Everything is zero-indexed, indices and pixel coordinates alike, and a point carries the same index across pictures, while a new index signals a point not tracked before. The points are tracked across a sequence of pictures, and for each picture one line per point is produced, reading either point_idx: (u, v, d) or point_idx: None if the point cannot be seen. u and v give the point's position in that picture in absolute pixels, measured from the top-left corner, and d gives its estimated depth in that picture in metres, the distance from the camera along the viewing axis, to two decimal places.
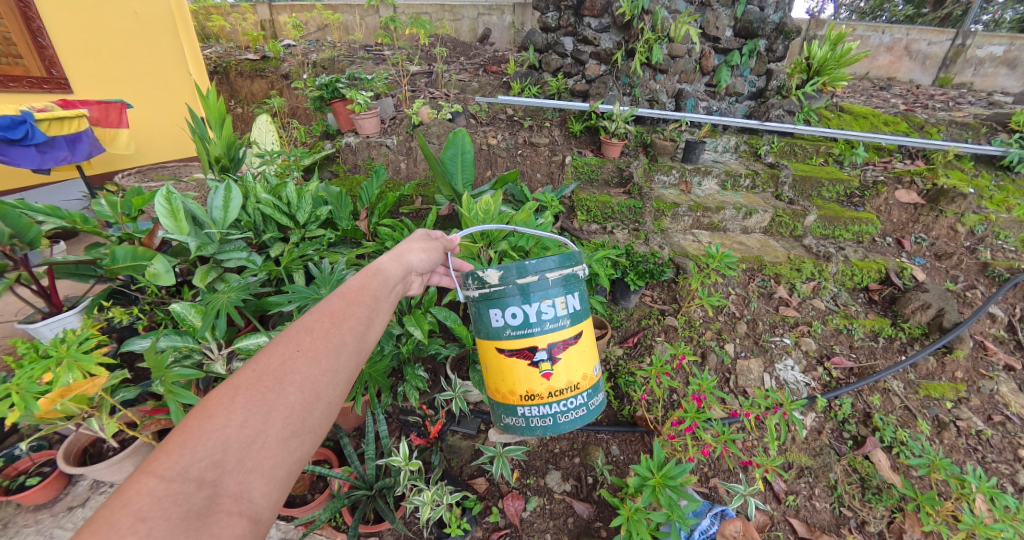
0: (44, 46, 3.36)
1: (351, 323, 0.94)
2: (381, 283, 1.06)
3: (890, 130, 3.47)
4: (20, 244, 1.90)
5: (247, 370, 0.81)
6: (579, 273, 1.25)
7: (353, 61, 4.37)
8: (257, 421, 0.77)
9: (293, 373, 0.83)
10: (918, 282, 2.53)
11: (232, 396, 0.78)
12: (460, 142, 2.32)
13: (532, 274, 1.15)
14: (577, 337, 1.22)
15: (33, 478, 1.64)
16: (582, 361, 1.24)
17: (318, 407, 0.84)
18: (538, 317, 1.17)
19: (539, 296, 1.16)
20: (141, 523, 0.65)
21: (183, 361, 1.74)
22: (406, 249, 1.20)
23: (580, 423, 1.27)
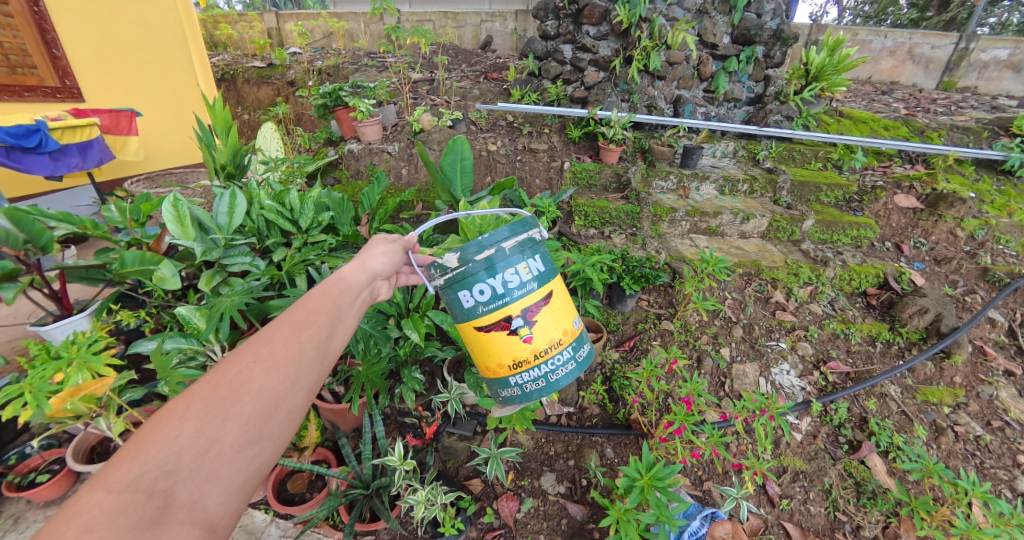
0: (58, 56, 3.43)
1: (312, 331, 0.96)
2: (344, 291, 1.08)
3: (890, 135, 3.47)
4: (34, 249, 1.96)
5: (202, 379, 0.84)
6: (535, 234, 1.29)
7: (358, 68, 4.44)
8: (211, 430, 0.80)
9: (250, 381, 0.86)
10: (916, 287, 2.54)
11: (186, 406, 0.81)
12: (459, 148, 2.36)
13: (489, 247, 1.18)
14: (548, 297, 1.25)
15: (44, 475, 1.70)
16: (560, 318, 1.27)
17: (277, 414, 0.87)
18: (506, 286, 1.20)
19: (502, 264, 1.19)
20: (87, 536, 0.69)
21: (188, 363, 1.80)
22: (371, 254, 1.22)
23: (572, 376, 1.31)
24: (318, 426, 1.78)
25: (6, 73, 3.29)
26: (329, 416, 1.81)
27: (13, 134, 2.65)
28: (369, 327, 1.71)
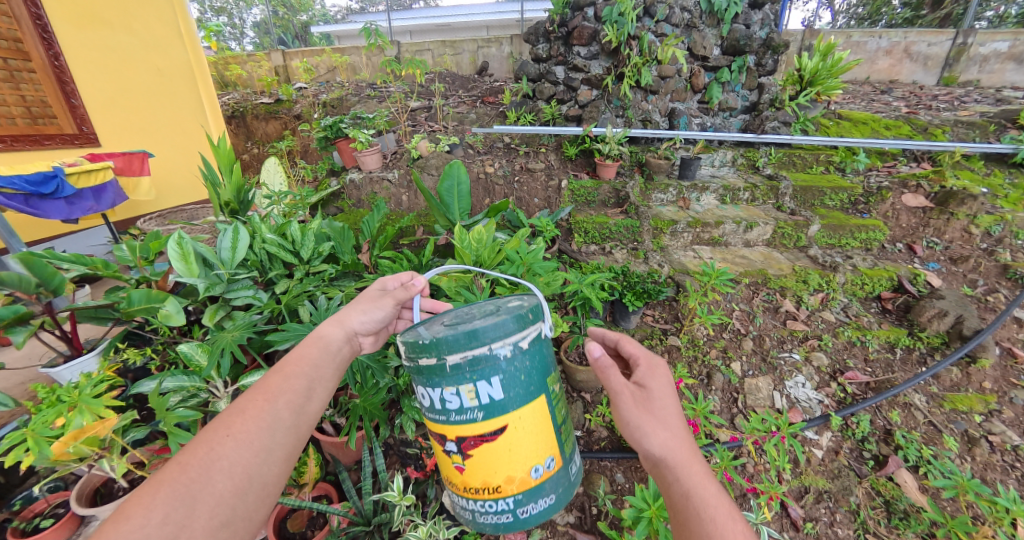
0: (76, 105, 3.60)
1: (286, 398, 0.99)
2: (319, 352, 1.11)
3: (893, 134, 3.41)
4: (46, 291, 1.99)
5: (172, 462, 0.86)
6: (501, 355, 1.04)
7: (359, 100, 4.56)
8: (181, 514, 0.82)
9: (221, 459, 0.88)
10: (933, 289, 2.44)
11: (154, 492, 0.82)
12: (455, 173, 2.38)
13: (431, 357, 1.04)
14: (491, 434, 1.06)
15: (48, 520, 1.67)
16: (504, 465, 1.08)
17: (251, 488, 0.90)
18: (444, 405, 1.07)
19: (441, 382, 1.05)
20: None
21: (189, 402, 1.76)
22: (350, 309, 1.24)
23: (509, 527, 1.14)
24: (318, 461, 1.75)
25: (28, 124, 3.43)
26: (329, 448, 1.77)
27: (32, 181, 2.71)
28: (368, 357, 1.67)
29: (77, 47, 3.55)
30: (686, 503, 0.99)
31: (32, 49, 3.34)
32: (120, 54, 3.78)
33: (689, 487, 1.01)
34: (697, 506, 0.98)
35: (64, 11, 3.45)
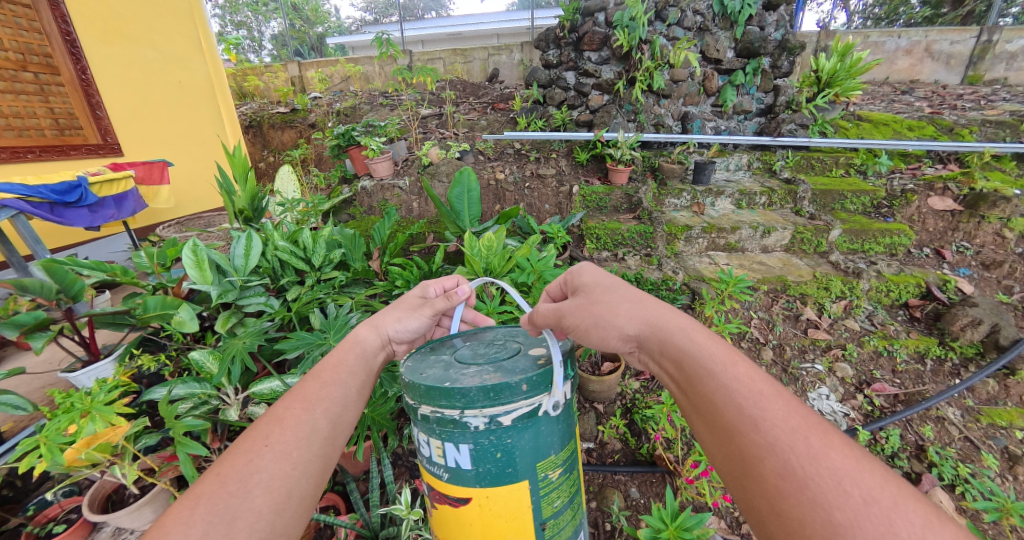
0: (101, 117, 3.67)
1: (324, 405, 0.94)
2: (357, 357, 1.07)
3: (916, 135, 3.30)
4: (66, 298, 2.01)
5: (209, 476, 0.80)
6: (470, 424, 0.86)
7: (372, 108, 4.61)
8: (218, 532, 0.74)
9: (260, 471, 0.82)
10: (965, 296, 2.32)
11: (191, 509, 0.75)
12: (466, 180, 2.36)
13: (406, 399, 0.95)
14: (452, 498, 0.93)
15: (61, 525, 1.68)
16: (464, 531, 0.95)
17: (289, 504, 0.83)
18: (418, 448, 0.98)
19: (414, 425, 0.95)
20: None
21: (199, 409, 1.71)
22: (385, 315, 1.19)
23: None
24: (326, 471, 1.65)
25: (55, 135, 3.49)
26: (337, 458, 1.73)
27: (57, 190, 2.76)
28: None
29: (104, 62, 3.65)
30: (711, 400, 0.79)
31: (62, 64, 3.42)
32: (143, 68, 3.89)
33: (712, 380, 0.80)
34: (727, 398, 0.78)
35: (92, 28, 3.55)
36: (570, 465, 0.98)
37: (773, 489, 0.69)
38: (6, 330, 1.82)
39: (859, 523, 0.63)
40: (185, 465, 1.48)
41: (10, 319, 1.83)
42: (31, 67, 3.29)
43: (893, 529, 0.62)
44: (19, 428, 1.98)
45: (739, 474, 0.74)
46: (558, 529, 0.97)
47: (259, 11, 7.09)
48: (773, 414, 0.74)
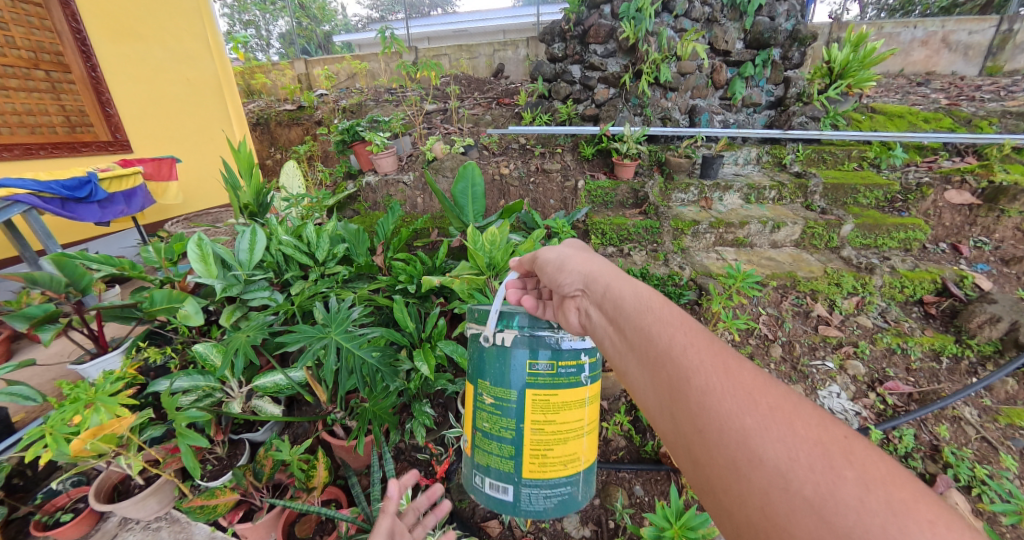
0: (111, 114, 3.71)
1: None
2: None
3: (932, 127, 3.21)
4: (75, 291, 2.01)
5: None
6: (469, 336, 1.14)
7: (377, 104, 4.60)
8: None
9: None
10: (983, 293, 2.25)
11: None
12: (469, 175, 2.34)
13: None
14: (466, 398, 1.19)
15: (68, 514, 1.68)
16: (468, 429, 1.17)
17: None
18: None
19: None
20: None
21: (203, 402, 1.71)
22: None
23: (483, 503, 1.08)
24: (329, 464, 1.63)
25: (67, 132, 3.54)
26: (341, 453, 1.72)
27: (68, 186, 2.79)
28: (377, 360, 1.62)
29: (114, 60, 3.70)
30: (644, 336, 0.83)
31: (73, 63, 3.47)
32: (152, 65, 3.93)
33: (646, 321, 0.84)
34: (657, 332, 0.82)
35: (102, 26, 3.59)
36: (494, 406, 1.02)
37: (697, 407, 0.72)
38: (16, 322, 1.82)
39: (767, 422, 0.67)
40: (189, 458, 1.47)
41: (20, 312, 1.85)
42: (43, 65, 3.35)
43: (790, 426, 0.66)
44: (30, 419, 2.01)
45: (667, 402, 0.77)
46: (498, 460, 1.03)
47: (267, 10, 7.14)
48: (695, 342, 0.78)
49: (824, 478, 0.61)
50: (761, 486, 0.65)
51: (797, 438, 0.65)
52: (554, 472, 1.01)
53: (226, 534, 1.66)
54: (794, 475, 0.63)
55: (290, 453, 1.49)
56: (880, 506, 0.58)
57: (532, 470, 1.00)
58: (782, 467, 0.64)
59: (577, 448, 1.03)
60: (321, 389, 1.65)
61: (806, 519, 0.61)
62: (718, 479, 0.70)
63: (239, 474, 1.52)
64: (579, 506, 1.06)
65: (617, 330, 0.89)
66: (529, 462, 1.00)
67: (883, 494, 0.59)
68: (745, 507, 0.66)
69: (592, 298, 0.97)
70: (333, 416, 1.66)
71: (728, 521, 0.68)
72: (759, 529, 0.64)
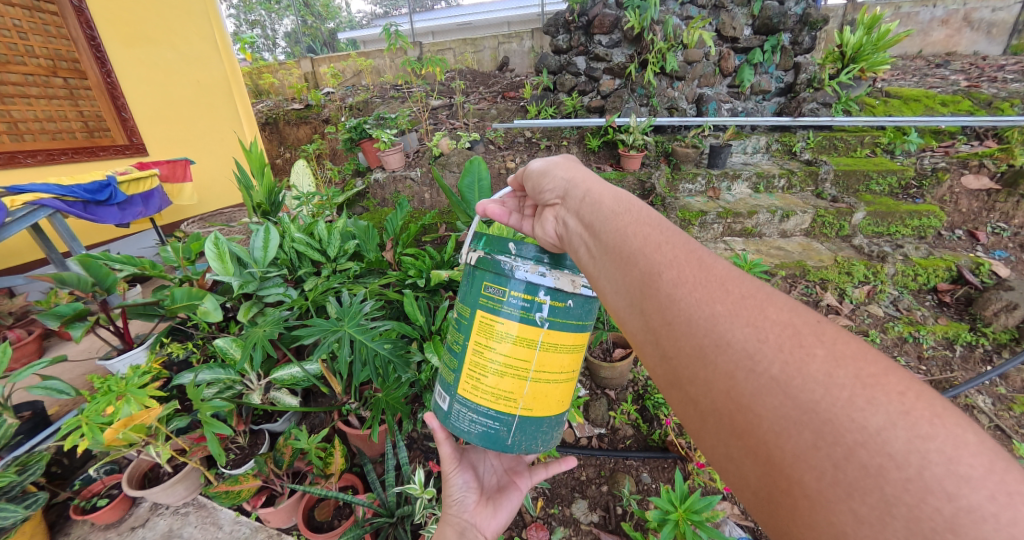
0: (127, 118, 3.82)
1: None
2: None
3: (950, 111, 3.12)
4: (101, 290, 2.10)
5: None
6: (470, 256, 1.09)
7: (383, 101, 4.64)
8: None
9: None
10: (1000, 280, 2.20)
11: None
12: (476, 169, 2.34)
13: None
14: None
15: (104, 499, 1.78)
16: None
17: None
18: None
19: None
20: None
21: (225, 394, 1.76)
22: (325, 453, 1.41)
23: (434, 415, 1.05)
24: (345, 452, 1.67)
25: (85, 137, 3.64)
26: (356, 442, 1.77)
27: (89, 189, 2.88)
28: (388, 351, 1.66)
29: (128, 65, 3.79)
30: (618, 236, 0.74)
31: (89, 68, 3.56)
32: (165, 70, 4.03)
33: (620, 222, 0.75)
34: (631, 231, 0.73)
35: (115, 32, 3.68)
36: (455, 320, 0.98)
37: (666, 299, 0.65)
38: (48, 320, 1.92)
39: (737, 307, 0.60)
40: (213, 446, 1.52)
41: (51, 311, 1.94)
42: (61, 72, 3.44)
43: (761, 310, 0.59)
44: (64, 411, 2.11)
45: (638, 301, 0.69)
46: (445, 370, 0.99)
47: (273, 10, 7.21)
48: (670, 238, 0.70)
49: (793, 356, 0.55)
50: (727, 369, 0.58)
51: (768, 321, 0.58)
52: (486, 399, 0.92)
53: (250, 519, 1.76)
54: (762, 355, 0.56)
55: (308, 442, 1.54)
56: (849, 378, 0.52)
57: (466, 388, 0.94)
58: (750, 349, 0.57)
59: (518, 389, 0.90)
60: (336, 380, 1.69)
61: (772, 398, 0.54)
62: (684, 371, 0.62)
63: (261, 461, 1.57)
64: (508, 451, 0.93)
65: (591, 236, 0.80)
66: (466, 380, 0.93)
67: (852, 367, 0.53)
68: (708, 393, 0.59)
69: (572, 207, 0.87)
70: (348, 405, 1.71)
71: (690, 411, 0.62)
72: (725, 416, 0.58)
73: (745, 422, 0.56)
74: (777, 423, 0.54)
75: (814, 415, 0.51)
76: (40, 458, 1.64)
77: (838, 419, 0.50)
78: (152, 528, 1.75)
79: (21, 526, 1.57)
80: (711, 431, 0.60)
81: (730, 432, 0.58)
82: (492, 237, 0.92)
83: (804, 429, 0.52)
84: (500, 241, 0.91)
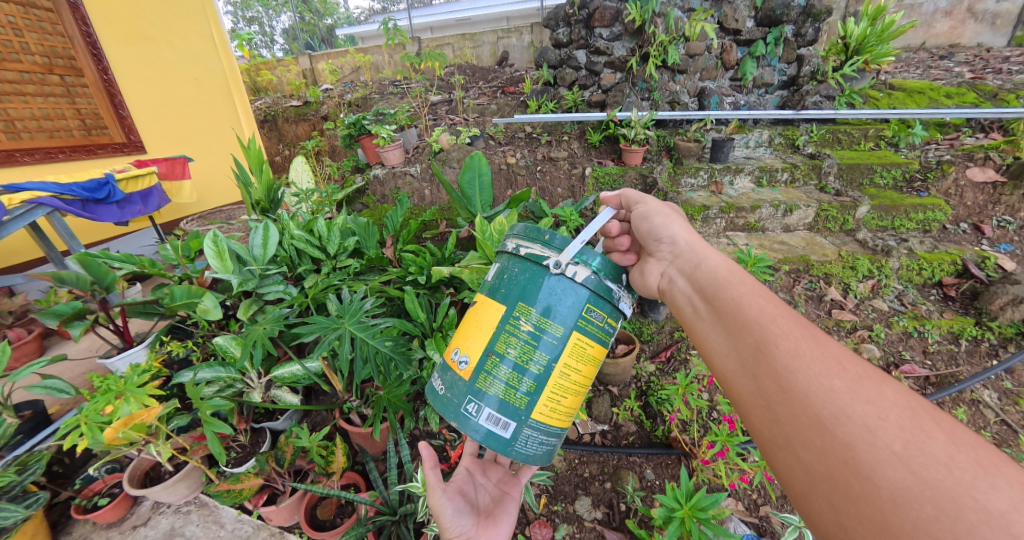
0: (125, 116, 3.79)
1: None
2: None
3: (955, 103, 3.08)
4: (100, 289, 2.07)
5: None
6: (523, 253, 1.04)
7: (383, 97, 4.60)
8: None
9: None
10: (1006, 273, 2.18)
11: None
12: (477, 165, 2.32)
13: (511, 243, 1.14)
14: (483, 315, 1.05)
15: (105, 498, 1.76)
16: (476, 342, 1.04)
17: None
18: None
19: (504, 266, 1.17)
20: None
21: (226, 392, 1.74)
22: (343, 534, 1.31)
23: (467, 430, 1.01)
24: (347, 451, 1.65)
25: (83, 135, 3.62)
26: (358, 439, 1.75)
27: (87, 188, 2.86)
28: (390, 349, 1.63)
29: (125, 63, 3.76)
30: (736, 309, 0.96)
31: (85, 66, 3.53)
32: (162, 67, 4.00)
33: (738, 295, 0.98)
34: (748, 304, 0.95)
35: (112, 29, 3.65)
36: (532, 336, 0.99)
37: (783, 368, 0.85)
38: (47, 318, 1.90)
39: (854, 385, 0.79)
40: (213, 445, 1.50)
41: (49, 309, 1.92)
42: (57, 70, 3.41)
43: (878, 390, 0.78)
44: (64, 410, 2.10)
45: (754, 367, 0.90)
46: (512, 394, 0.99)
47: (270, 6, 7.18)
48: (783, 313, 0.91)
49: (912, 436, 0.73)
50: (848, 440, 0.76)
51: (886, 402, 0.77)
52: (559, 418, 1.04)
53: (252, 517, 1.75)
54: (882, 431, 0.74)
55: (309, 440, 1.52)
56: (968, 463, 0.70)
57: (542, 412, 1.02)
58: (870, 424, 0.75)
59: (576, 403, 1.07)
60: (337, 378, 1.66)
61: (894, 471, 0.72)
62: (798, 434, 0.81)
63: (262, 460, 1.55)
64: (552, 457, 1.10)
65: (707, 303, 1.02)
66: (543, 403, 1.01)
67: (971, 453, 0.71)
68: (825, 459, 0.77)
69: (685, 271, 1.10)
70: (349, 404, 1.69)
71: (803, 472, 0.80)
72: (839, 478, 0.75)
73: (862, 490, 0.73)
74: (896, 495, 0.70)
75: (935, 492, 0.69)
76: (40, 457, 1.63)
77: (962, 500, 0.68)
78: (154, 527, 1.74)
79: (21, 526, 1.56)
80: (821, 492, 0.77)
81: (843, 497, 0.75)
82: (608, 263, 1.03)
83: (927, 505, 0.69)
84: (612, 269, 1.04)
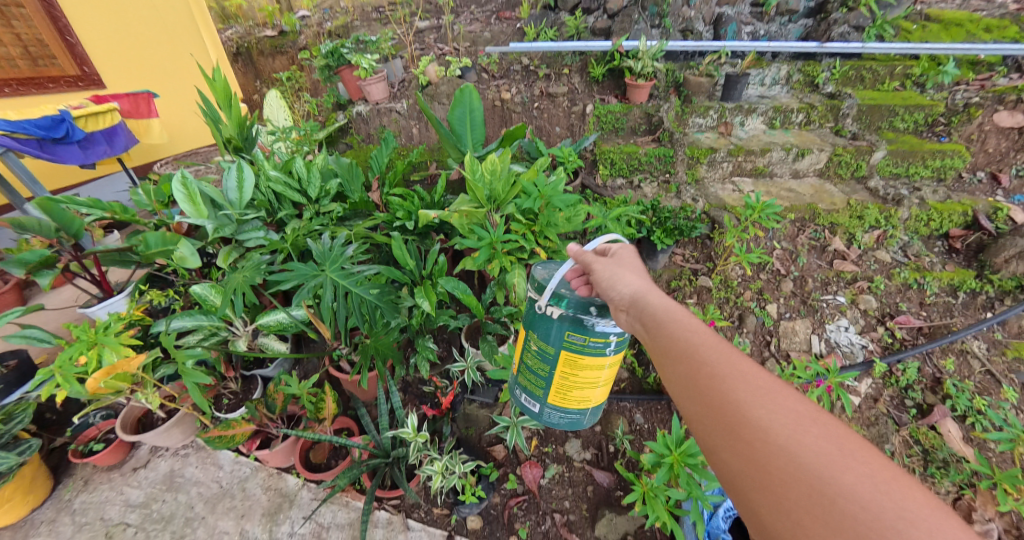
0: (73, 43, 3.40)
1: None
2: None
3: (993, 38, 2.85)
4: (67, 236, 1.95)
5: None
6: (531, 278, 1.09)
7: (366, 23, 4.19)
8: None
9: None
10: (1016, 226, 2.09)
11: None
12: (467, 100, 2.11)
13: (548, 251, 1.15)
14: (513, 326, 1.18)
15: (100, 443, 1.77)
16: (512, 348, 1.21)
17: None
18: None
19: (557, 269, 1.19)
20: None
21: (210, 341, 1.70)
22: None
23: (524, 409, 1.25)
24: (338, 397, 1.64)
25: (29, 66, 3.28)
26: (349, 387, 1.74)
27: (42, 126, 2.61)
28: (376, 297, 1.57)
29: None
30: (687, 355, 0.82)
31: None
32: None
33: (689, 340, 0.83)
34: (699, 350, 0.81)
35: None
36: (533, 350, 1.07)
37: (737, 426, 0.72)
38: (12, 267, 1.79)
39: (806, 435, 0.68)
40: (196, 394, 1.47)
41: (15, 257, 1.80)
42: None
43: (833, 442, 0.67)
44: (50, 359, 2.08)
45: (709, 425, 0.75)
46: (532, 385, 1.12)
47: None
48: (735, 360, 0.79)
49: (874, 494, 0.61)
50: (808, 502, 0.63)
51: (843, 456, 0.65)
52: (573, 405, 1.08)
53: (250, 458, 1.77)
54: (841, 490, 0.62)
55: (298, 386, 1.51)
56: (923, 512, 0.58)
57: (554, 399, 1.08)
58: (829, 484, 0.62)
59: (589, 394, 1.06)
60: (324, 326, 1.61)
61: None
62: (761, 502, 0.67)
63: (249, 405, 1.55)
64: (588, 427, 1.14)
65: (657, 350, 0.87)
66: (552, 395, 1.08)
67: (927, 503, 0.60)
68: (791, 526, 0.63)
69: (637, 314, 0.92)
70: (339, 351, 1.67)
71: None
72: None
73: None
74: None
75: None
76: (25, 406, 1.60)
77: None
78: (153, 470, 1.77)
79: (19, 471, 1.57)
80: None
81: None
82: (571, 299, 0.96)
83: None
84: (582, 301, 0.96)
